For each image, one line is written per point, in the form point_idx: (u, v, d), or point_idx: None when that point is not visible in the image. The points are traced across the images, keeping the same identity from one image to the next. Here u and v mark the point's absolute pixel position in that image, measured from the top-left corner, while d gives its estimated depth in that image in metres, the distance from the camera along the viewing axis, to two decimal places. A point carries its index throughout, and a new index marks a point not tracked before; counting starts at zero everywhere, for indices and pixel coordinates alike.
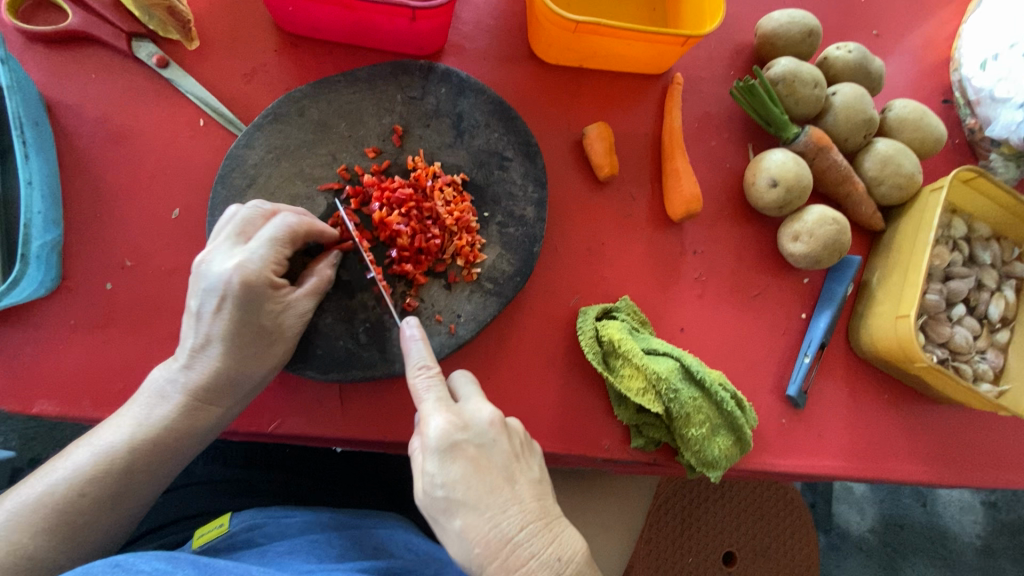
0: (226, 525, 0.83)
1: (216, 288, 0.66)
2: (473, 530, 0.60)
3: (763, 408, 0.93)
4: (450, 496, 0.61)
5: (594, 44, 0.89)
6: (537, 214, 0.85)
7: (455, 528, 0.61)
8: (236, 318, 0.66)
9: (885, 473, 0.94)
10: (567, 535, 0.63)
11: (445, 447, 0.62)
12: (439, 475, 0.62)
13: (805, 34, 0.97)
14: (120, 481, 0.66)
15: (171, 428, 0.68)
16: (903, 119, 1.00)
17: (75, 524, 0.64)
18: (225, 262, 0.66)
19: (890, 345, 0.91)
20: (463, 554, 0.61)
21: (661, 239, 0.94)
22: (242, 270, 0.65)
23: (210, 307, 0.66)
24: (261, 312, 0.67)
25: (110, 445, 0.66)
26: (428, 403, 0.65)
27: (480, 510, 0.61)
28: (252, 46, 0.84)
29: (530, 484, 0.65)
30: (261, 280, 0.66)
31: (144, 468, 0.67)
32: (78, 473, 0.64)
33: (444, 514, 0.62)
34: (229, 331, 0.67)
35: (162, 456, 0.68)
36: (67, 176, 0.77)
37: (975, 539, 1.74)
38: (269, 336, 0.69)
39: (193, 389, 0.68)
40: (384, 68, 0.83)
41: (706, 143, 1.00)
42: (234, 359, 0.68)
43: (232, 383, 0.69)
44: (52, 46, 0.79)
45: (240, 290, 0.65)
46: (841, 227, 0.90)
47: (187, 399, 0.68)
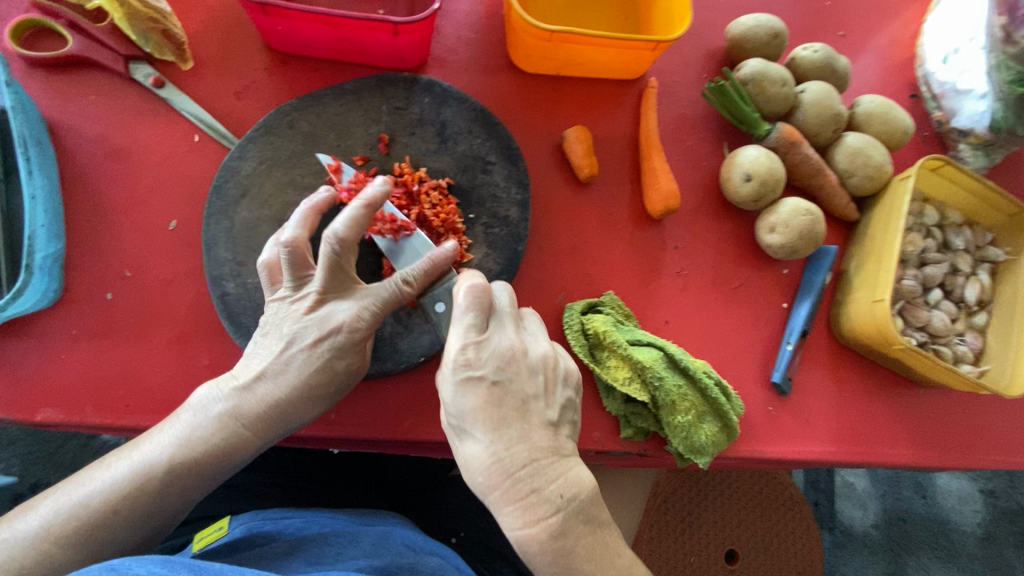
0: (226, 528, 0.84)
1: (322, 329, 0.69)
2: (481, 459, 0.64)
3: (749, 397, 0.95)
4: (464, 423, 0.65)
5: (570, 51, 0.93)
6: (521, 214, 0.88)
7: (463, 449, 0.65)
8: (318, 364, 0.69)
9: (872, 456, 0.96)
10: (573, 476, 0.65)
11: (462, 373, 0.65)
12: (455, 399, 0.65)
13: (771, 36, 1.02)
14: (151, 497, 0.67)
15: (210, 450, 0.69)
16: (871, 114, 1.04)
17: (95, 531, 0.66)
18: (343, 307, 0.69)
19: (869, 331, 0.93)
20: (468, 471, 0.65)
21: (642, 235, 0.98)
22: (353, 322, 0.69)
23: (306, 344, 0.69)
24: (347, 361, 0.71)
25: (148, 461, 0.67)
26: (455, 329, 0.66)
27: (486, 444, 0.64)
28: (243, 64, 0.88)
29: (545, 422, 0.66)
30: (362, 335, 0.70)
31: (177, 487, 0.68)
32: (113, 486, 0.66)
33: (459, 438, 0.66)
34: (310, 373, 0.69)
35: (197, 476, 0.69)
36: (68, 193, 0.81)
37: (976, 528, 1.74)
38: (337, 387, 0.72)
39: (242, 417, 0.69)
40: (369, 81, 0.88)
41: (683, 142, 1.04)
42: (296, 400, 0.70)
43: (283, 420, 0.71)
44: (52, 71, 0.83)
45: (340, 341, 0.69)
46: (815, 217, 0.94)
47: (236, 423, 0.70)
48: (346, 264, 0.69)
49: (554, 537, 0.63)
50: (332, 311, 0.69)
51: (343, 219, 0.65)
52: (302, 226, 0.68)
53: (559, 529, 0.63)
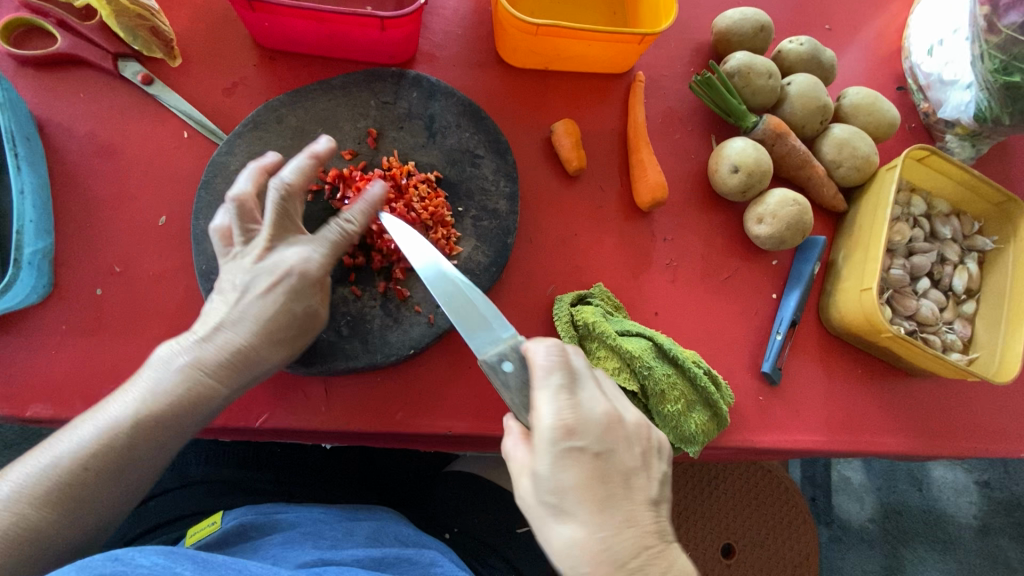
0: (219, 522, 0.84)
1: (275, 270, 0.67)
2: (583, 543, 0.58)
3: (740, 387, 0.96)
4: (562, 500, 0.59)
5: (557, 46, 0.94)
6: (509, 207, 0.89)
7: (558, 535, 0.59)
8: (280, 304, 0.67)
9: (863, 445, 0.97)
10: (678, 562, 0.60)
11: (556, 445, 0.59)
12: (546, 476, 0.59)
13: (757, 29, 1.03)
14: (120, 455, 0.63)
15: (176, 400, 0.65)
16: (857, 106, 1.05)
17: (72, 496, 0.61)
18: (291, 248, 0.69)
19: (858, 319, 0.94)
20: (561, 556, 0.59)
21: (632, 228, 0.98)
22: (304, 262, 0.68)
23: (259, 290, 0.67)
24: (308, 300, 0.69)
25: (114, 419, 0.63)
26: (545, 392, 0.61)
27: (590, 533, 0.58)
28: (232, 61, 0.89)
29: (646, 501, 0.61)
30: (319, 273, 0.69)
31: (145, 441, 0.64)
32: (81, 446, 0.62)
33: (553, 517, 0.60)
34: (265, 317, 0.67)
35: (164, 431, 0.64)
36: (58, 189, 0.81)
37: (972, 520, 1.74)
38: (301, 328, 0.70)
39: (206, 364, 0.65)
40: (358, 77, 0.88)
41: (671, 135, 1.04)
42: (260, 340, 0.67)
43: (249, 364, 0.68)
44: (42, 69, 0.84)
45: (297, 279, 0.68)
46: (803, 208, 0.94)
47: (199, 371, 0.66)
48: (290, 214, 0.71)
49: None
50: (280, 254, 0.68)
51: (287, 175, 0.70)
52: (252, 184, 0.71)
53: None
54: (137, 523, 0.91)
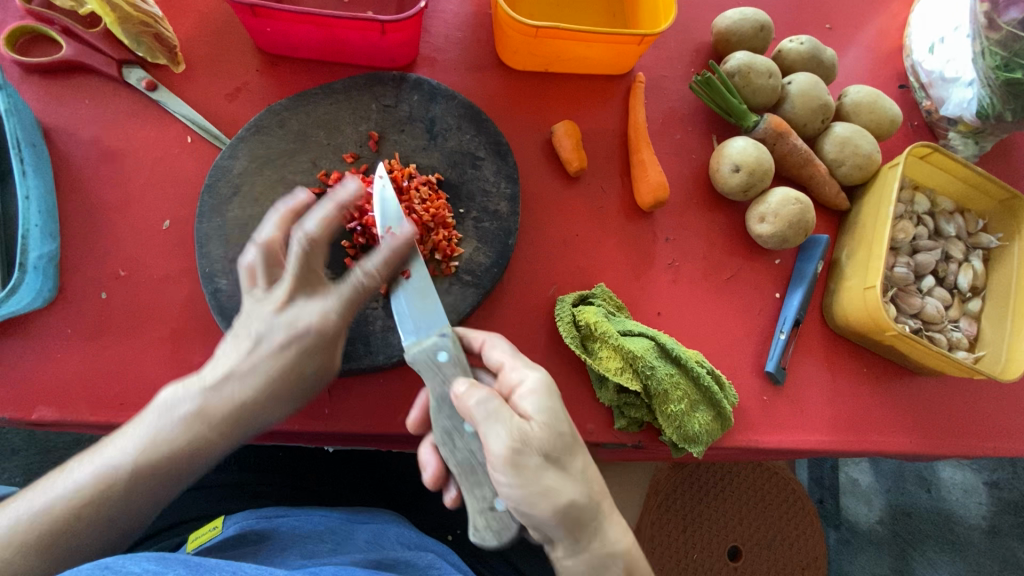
0: (219, 527, 0.85)
1: (295, 325, 0.63)
2: (592, 470, 0.63)
3: (743, 387, 0.95)
4: (573, 436, 0.63)
5: (556, 48, 0.94)
6: (511, 208, 0.89)
7: (568, 484, 0.59)
8: (292, 360, 0.64)
9: (869, 445, 0.96)
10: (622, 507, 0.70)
11: (547, 391, 0.64)
12: (554, 424, 0.61)
13: (757, 29, 1.03)
14: (117, 501, 0.61)
15: (176, 452, 0.62)
16: (859, 104, 1.05)
17: (61, 538, 0.60)
18: (310, 302, 0.64)
19: (862, 318, 0.93)
20: (574, 501, 0.59)
21: (633, 229, 0.98)
22: (326, 318, 0.64)
23: (273, 345, 0.63)
24: (320, 358, 0.66)
25: (112, 462, 0.61)
26: (524, 359, 0.69)
27: (589, 472, 0.62)
28: (235, 67, 0.89)
29: None
30: (336, 332, 0.66)
31: (144, 490, 0.62)
32: (78, 491, 0.61)
33: (567, 455, 0.61)
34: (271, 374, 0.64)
35: (164, 480, 0.62)
36: (63, 194, 0.82)
37: (981, 521, 1.72)
38: (310, 383, 0.66)
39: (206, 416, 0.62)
40: (359, 81, 0.89)
41: (672, 136, 1.04)
42: (266, 395, 0.64)
43: (252, 418, 0.64)
44: (48, 77, 0.85)
45: (314, 337, 0.64)
46: (805, 206, 0.94)
47: (202, 423, 0.62)
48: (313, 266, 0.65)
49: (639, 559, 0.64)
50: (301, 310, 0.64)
51: (313, 221, 0.65)
52: (278, 229, 0.67)
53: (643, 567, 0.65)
54: (141, 528, 0.92)
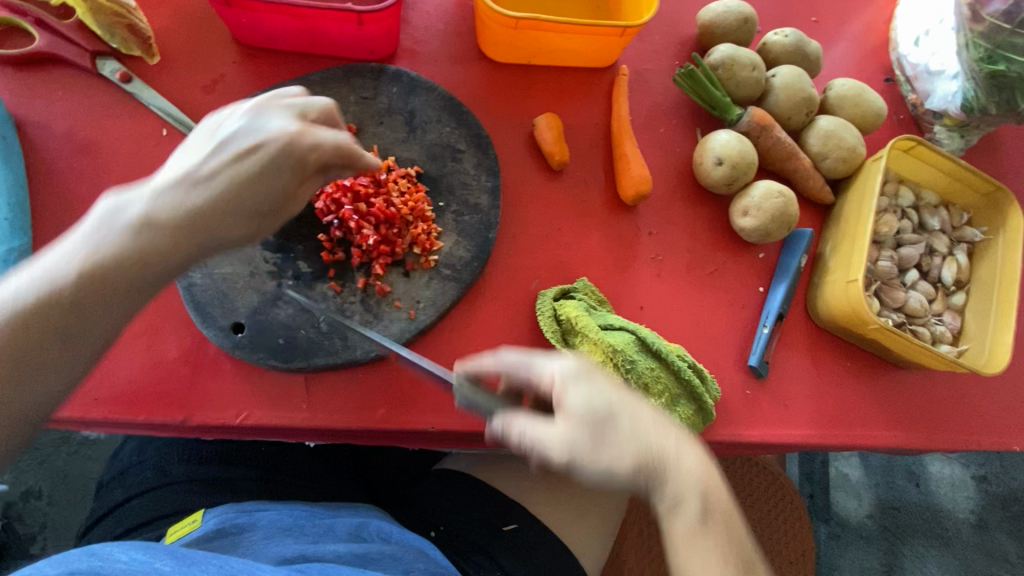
0: (199, 520, 0.84)
1: (258, 133, 0.61)
2: (644, 431, 0.64)
3: (727, 381, 0.95)
4: (609, 405, 0.64)
5: (538, 39, 0.93)
6: (491, 202, 0.89)
7: (620, 459, 0.62)
8: (252, 172, 0.60)
9: (852, 438, 0.96)
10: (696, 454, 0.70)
11: (586, 377, 0.66)
12: (590, 404, 0.63)
13: (741, 21, 1.02)
14: (64, 313, 0.58)
15: (121, 257, 0.58)
16: (843, 97, 1.04)
17: (11, 361, 0.58)
18: (277, 117, 0.62)
19: (845, 312, 0.93)
20: (627, 473, 0.62)
21: (616, 222, 0.98)
22: (290, 133, 0.60)
23: (232, 152, 0.60)
24: (281, 179, 0.61)
25: (39, 275, 0.58)
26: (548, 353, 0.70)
27: (639, 439, 0.63)
28: (212, 59, 0.88)
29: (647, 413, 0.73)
30: (302, 149, 0.61)
31: (93, 301, 0.59)
32: (19, 299, 0.57)
33: (608, 421, 0.63)
34: (197, 205, 0.59)
35: (112, 288, 0.59)
36: (36, 187, 0.81)
37: (969, 515, 1.73)
38: (273, 206, 0.62)
39: (149, 220, 0.57)
40: (338, 73, 0.88)
41: (656, 129, 1.04)
42: (223, 206, 0.60)
43: (207, 227, 0.60)
44: (21, 68, 0.84)
45: (278, 146, 0.60)
46: (788, 199, 0.94)
47: (149, 222, 0.58)
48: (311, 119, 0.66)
49: (721, 547, 0.63)
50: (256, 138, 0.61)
51: (296, 101, 0.66)
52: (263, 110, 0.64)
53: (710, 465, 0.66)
54: (117, 524, 0.91)
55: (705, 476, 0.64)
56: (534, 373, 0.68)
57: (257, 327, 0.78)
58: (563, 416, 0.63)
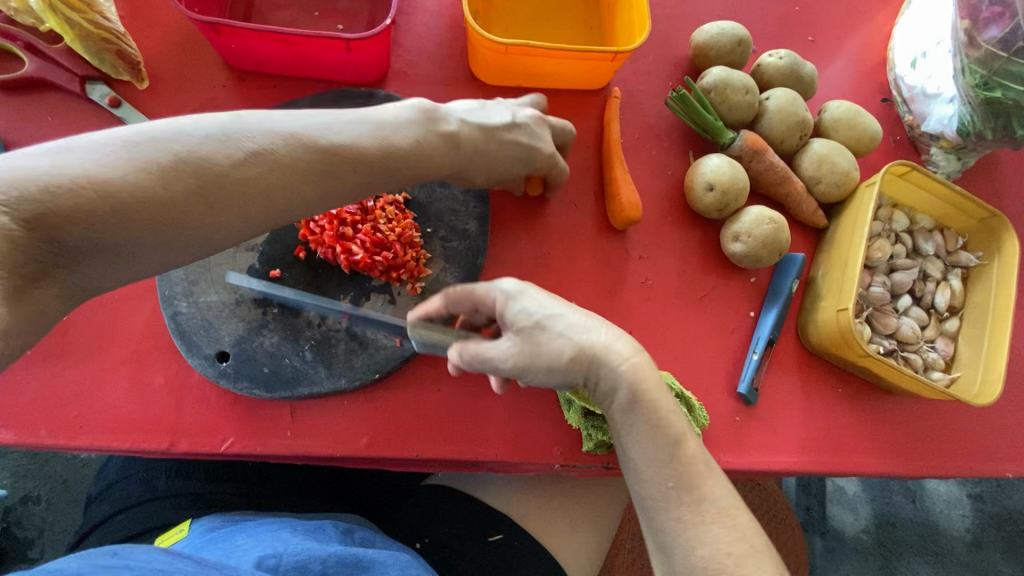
0: (184, 530, 0.86)
1: (522, 120, 0.82)
2: (575, 329, 0.68)
3: (715, 407, 0.94)
4: (542, 312, 0.68)
5: (529, 64, 0.93)
6: (479, 227, 0.89)
7: (551, 334, 0.67)
8: (510, 143, 0.81)
9: (842, 466, 0.95)
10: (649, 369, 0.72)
11: (526, 290, 0.70)
12: (523, 304, 0.69)
13: (734, 43, 1.01)
14: (272, 172, 0.63)
15: (368, 149, 0.68)
16: (838, 120, 1.03)
17: (201, 188, 0.60)
18: (525, 112, 0.83)
19: (835, 339, 0.92)
20: (563, 360, 0.67)
21: (606, 246, 0.97)
22: (538, 128, 0.83)
23: (504, 125, 0.80)
24: (514, 168, 0.84)
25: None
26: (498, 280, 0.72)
27: (570, 315, 0.69)
28: (202, 83, 0.88)
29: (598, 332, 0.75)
30: (543, 151, 0.83)
31: (315, 170, 0.66)
32: (253, 147, 0.62)
33: (542, 331, 0.67)
34: (462, 143, 0.77)
35: (331, 171, 0.67)
36: None
37: (965, 533, 1.72)
38: (496, 167, 0.82)
39: (437, 135, 0.74)
40: (327, 98, 0.88)
41: (648, 152, 1.03)
42: (483, 164, 0.80)
43: (457, 165, 0.78)
44: (11, 92, 0.84)
45: (531, 140, 0.82)
46: (779, 225, 0.93)
47: (436, 134, 0.74)
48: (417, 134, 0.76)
49: (650, 429, 0.67)
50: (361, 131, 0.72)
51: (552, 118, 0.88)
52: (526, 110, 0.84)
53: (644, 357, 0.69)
54: (103, 540, 0.90)
55: (632, 352, 0.68)
56: (478, 292, 0.72)
57: (242, 355, 0.78)
58: (509, 335, 0.69)
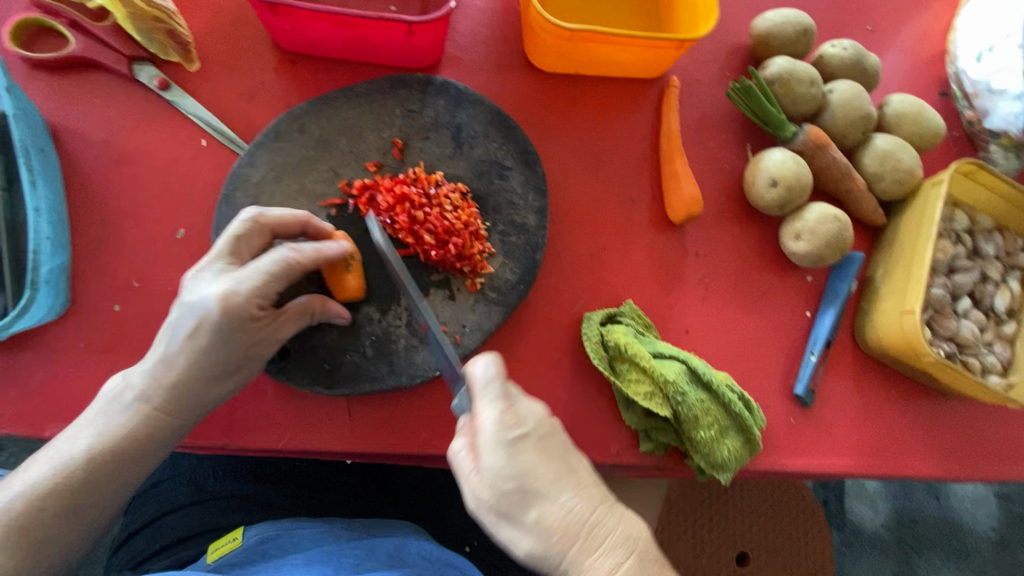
0: (240, 539, 0.83)
1: (276, 261, 0.66)
2: (551, 517, 0.59)
3: (771, 408, 0.93)
4: (522, 488, 0.59)
5: (590, 51, 0.89)
6: (538, 222, 0.85)
7: (532, 518, 0.59)
8: (253, 294, 0.64)
9: (896, 469, 0.94)
10: (632, 515, 0.62)
11: (517, 449, 0.59)
12: (501, 477, 0.59)
13: (799, 33, 0.98)
14: (122, 453, 0.67)
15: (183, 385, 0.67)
16: (902, 114, 1.00)
17: (84, 486, 0.66)
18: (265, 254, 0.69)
19: (897, 342, 0.90)
20: (537, 546, 0.59)
21: (662, 242, 0.94)
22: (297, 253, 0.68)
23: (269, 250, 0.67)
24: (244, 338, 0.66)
25: (69, 457, 0.65)
26: (484, 405, 0.61)
27: (554, 495, 0.59)
28: (251, 65, 0.85)
29: (588, 466, 0.64)
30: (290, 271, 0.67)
31: (159, 427, 0.68)
32: (152, 400, 0.67)
33: (518, 507, 0.59)
34: (237, 302, 0.63)
35: (181, 404, 0.68)
36: (73, 200, 0.79)
37: (989, 532, 1.73)
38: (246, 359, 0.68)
39: (228, 308, 0.62)
40: (382, 83, 0.84)
41: (705, 144, 1.00)
42: (255, 314, 0.65)
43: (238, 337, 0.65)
44: (55, 73, 0.81)
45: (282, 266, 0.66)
46: (843, 224, 0.90)
47: (253, 311, 0.65)
48: (245, 251, 0.68)
49: None
50: (259, 283, 0.65)
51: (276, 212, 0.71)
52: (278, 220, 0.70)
53: (633, 553, 0.60)
54: (154, 540, 0.90)
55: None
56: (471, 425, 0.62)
57: (302, 350, 0.77)
58: (485, 490, 0.60)
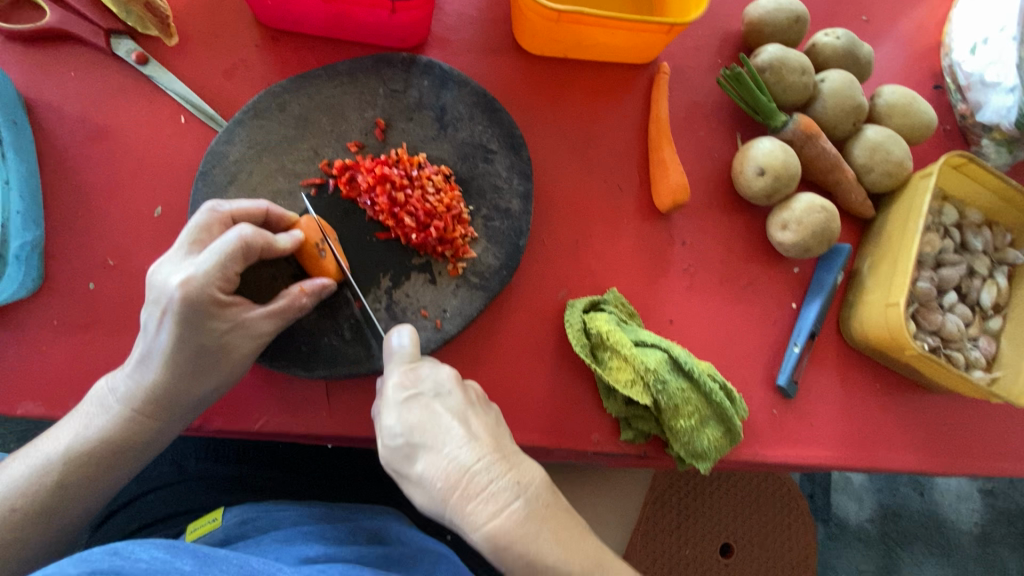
0: (220, 519, 0.83)
1: (232, 243, 0.64)
2: (431, 467, 0.55)
3: (754, 399, 0.93)
4: (406, 440, 0.57)
5: (578, 34, 0.88)
6: (522, 207, 0.84)
7: (417, 471, 0.56)
8: (210, 276, 0.62)
9: (876, 462, 0.94)
10: (527, 464, 0.57)
11: (409, 404, 0.59)
12: (389, 430, 0.58)
13: (792, 20, 0.96)
14: (107, 456, 0.67)
15: (162, 386, 0.66)
16: (893, 106, 0.99)
17: (72, 487, 0.67)
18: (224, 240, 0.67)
19: (880, 335, 0.90)
20: (427, 500, 0.56)
21: (648, 230, 0.94)
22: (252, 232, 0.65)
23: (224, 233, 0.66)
24: (204, 328, 0.64)
25: (51, 457, 0.66)
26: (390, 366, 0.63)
27: (438, 445, 0.56)
28: (232, 41, 0.83)
29: (489, 423, 0.59)
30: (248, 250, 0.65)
31: (141, 428, 0.68)
32: (134, 401, 0.67)
33: (406, 460, 0.57)
34: (194, 286, 0.61)
35: (163, 405, 0.67)
36: (48, 175, 0.77)
37: (973, 527, 1.74)
38: (215, 353, 0.66)
39: (183, 292, 0.61)
40: (366, 62, 0.83)
41: (694, 132, 0.99)
42: (213, 298, 0.63)
43: (201, 326, 0.63)
44: (30, 45, 0.79)
45: (238, 246, 0.64)
46: (830, 215, 0.89)
47: (210, 295, 0.63)
48: (207, 241, 0.67)
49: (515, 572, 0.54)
50: (218, 266, 0.63)
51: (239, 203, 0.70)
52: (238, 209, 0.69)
53: (523, 503, 0.54)
54: (132, 520, 0.90)
55: (509, 529, 0.53)
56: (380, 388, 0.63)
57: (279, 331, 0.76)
58: (382, 446, 0.60)
